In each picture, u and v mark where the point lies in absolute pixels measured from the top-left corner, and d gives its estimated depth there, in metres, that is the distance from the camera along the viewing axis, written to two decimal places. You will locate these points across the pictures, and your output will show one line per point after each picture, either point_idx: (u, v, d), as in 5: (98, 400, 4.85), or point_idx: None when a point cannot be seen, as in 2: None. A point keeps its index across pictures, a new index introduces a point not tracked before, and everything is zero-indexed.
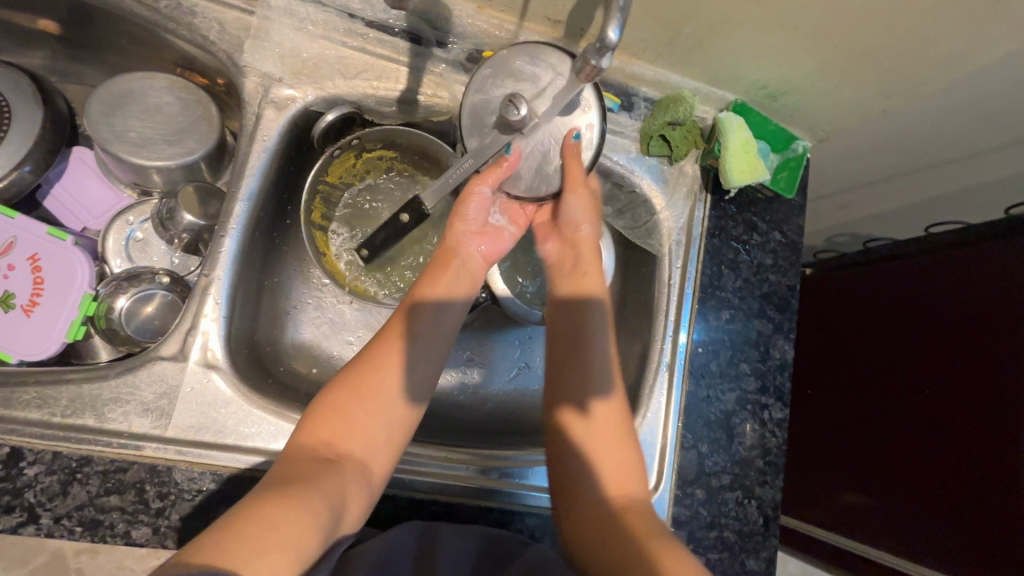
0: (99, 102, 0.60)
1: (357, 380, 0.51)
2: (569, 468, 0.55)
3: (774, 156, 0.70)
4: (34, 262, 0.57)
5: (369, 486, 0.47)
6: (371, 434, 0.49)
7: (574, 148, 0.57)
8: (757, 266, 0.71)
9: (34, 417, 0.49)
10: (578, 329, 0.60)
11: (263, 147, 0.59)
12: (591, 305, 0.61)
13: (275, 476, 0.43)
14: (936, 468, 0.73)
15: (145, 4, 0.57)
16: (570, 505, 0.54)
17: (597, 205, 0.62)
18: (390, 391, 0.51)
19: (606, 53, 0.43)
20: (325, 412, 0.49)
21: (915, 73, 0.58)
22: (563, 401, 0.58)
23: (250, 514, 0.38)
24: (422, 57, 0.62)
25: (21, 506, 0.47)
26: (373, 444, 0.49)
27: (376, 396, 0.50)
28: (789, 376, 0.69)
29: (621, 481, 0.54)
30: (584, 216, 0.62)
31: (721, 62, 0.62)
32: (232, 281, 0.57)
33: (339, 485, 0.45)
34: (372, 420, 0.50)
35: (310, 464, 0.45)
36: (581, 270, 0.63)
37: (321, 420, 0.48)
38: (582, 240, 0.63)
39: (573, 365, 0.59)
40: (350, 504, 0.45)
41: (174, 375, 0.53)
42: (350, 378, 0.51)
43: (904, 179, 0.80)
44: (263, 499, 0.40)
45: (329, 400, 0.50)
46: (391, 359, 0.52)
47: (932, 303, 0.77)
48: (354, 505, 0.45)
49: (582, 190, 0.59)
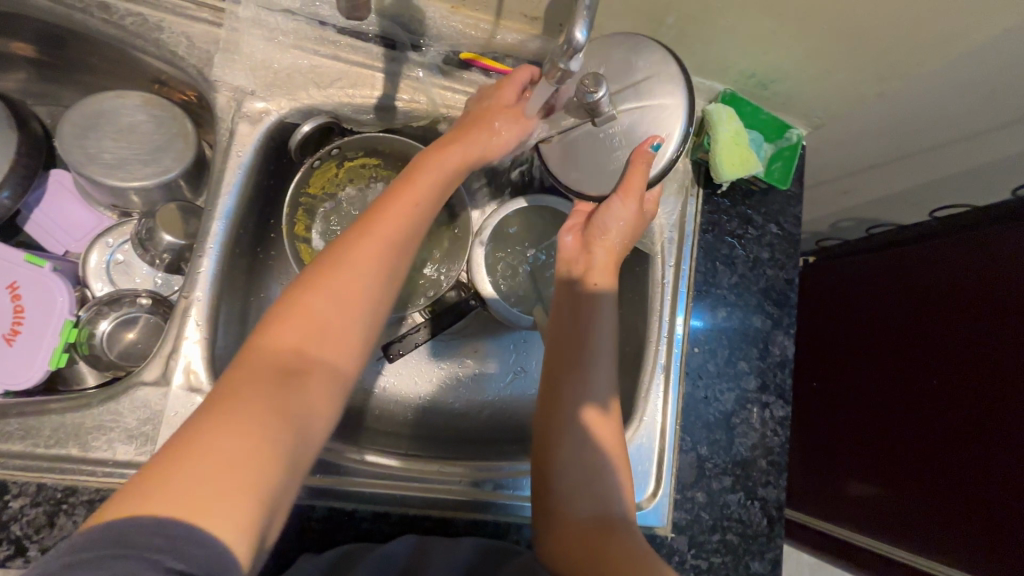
0: (71, 124, 0.59)
1: (328, 272, 0.45)
2: (556, 482, 0.53)
3: (767, 147, 0.67)
4: (13, 290, 0.56)
5: (337, 390, 0.43)
6: (342, 333, 0.44)
7: (645, 155, 0.51)
8: (753, 261, 0.68)
9: (17, 449, 0.49)
10: (578, 336, 0.57)
11: (238, 163, 0.58)
12: (596, 312, 0.57)
13: (230, 381, 0.39)
14: (945, 460, 0.70)
15: (109, 21, 0.55)
16: (550, 518, 0.52)
17: (639, 220, 0.56)
18: (365, 286, 0.45)
19: (574, 56, 0.42)
20: (290, 307, 0.43)
21: (908, 54, 0.55)
22: (558, 411, 0.55)
23: (195, 440, 0.35)
24: (397, 62, 0.60)
25: (7, 539, 0.48)
26: (343, 342, 0.44)
27: (347, 292, 0.44)
28: (790, 373, 0.68)
29: (611, 490, 0.53)
30: (619, 226, 0.56)
31: (708, 51, 0.60)
32: (213, 301, 0.56)
33: (300, 393, 0.40)
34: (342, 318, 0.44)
35: (267, 370, 0.40)
36: (593, 277, 0.58)
37: (285, 316, 0.43)
38: (604, 248, 0.58)
39: (575, 376, 0.56)
40: (314, 416, 0.41)
41: (157, 400, 0.52)
42: (320, 271, 0.45)
43: (905, 162, 0.77)
44: (208, 417, 0.37)
45: (294, 295, 0.44)
46: (364, 257, 0.46)
47: (935, 291, 0.74)
48: (318, 415, 0.41)
49: (630, 202, 0.54)
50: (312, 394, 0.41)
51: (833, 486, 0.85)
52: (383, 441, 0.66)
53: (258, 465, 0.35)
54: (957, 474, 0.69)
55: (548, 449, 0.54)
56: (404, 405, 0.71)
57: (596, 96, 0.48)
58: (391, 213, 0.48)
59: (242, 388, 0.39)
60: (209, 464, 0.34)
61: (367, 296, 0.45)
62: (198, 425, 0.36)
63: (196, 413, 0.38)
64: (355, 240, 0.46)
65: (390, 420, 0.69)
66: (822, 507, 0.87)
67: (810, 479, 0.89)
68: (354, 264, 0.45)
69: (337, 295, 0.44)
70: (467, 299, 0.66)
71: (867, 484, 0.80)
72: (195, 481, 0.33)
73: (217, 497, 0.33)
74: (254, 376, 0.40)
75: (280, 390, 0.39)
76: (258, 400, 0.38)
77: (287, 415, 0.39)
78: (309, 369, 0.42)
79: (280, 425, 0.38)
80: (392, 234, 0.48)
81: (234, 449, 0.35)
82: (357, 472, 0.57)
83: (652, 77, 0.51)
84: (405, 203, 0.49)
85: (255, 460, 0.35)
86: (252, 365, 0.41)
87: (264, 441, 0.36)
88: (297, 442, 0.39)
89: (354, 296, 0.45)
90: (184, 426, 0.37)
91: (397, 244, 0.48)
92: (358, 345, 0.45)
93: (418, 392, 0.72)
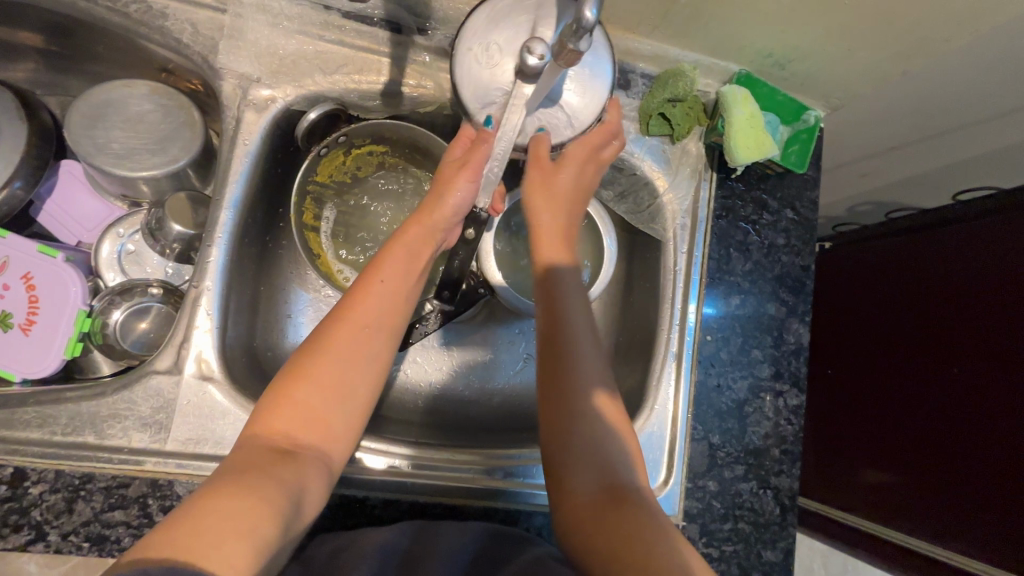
0: (79, 114, 0.59)
1: (317, 359, 0.46)
2: (563, 450, 0.51)
3: (784, 129, 0.65)
4: (28, 280, 0.57)
5: (329, 477, 0.44)
6: (331, 421, 0.45)
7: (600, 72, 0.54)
8: (768, 247, 0.67)
9: (34, 436, 0.50)
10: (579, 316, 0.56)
11: (245, 151, 0.58)
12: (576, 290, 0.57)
13: (227, 467, 0.40)
14: (976, 452, 0.68)
15: (114, 9, 0.55)
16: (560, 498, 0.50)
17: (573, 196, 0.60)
18: (347, 374, 0.46)
19: (584, 35, 0.42)
20: (280, 399, 0.44)
21: (936, 29, 0.53)
22: (559, 392, 0.53)
23: (203, 502, 0.35)
24: (403, 46, 0.59)
25: (29, 524, 0.49)
26: (333, 432, 0.45)
27: (329, 375, 0.46)
28: (805, 361, 0.66)
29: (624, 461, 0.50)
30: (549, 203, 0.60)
31: (721, 30, 0.58)
32: (223, 290, 0.56)
33: (294, 474, 0.41)
34: (329, 406, 0.45)
35: (263, 454, 0.41)
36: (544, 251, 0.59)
37: (280, 404, 0.44)
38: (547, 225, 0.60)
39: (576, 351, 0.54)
40: (308, 493, 0.41)
41: (169, 389, 0.53)
42: (310, 357, 0.46)
43: (927, 144, 0.75)
44: (216, 488, 0.37)
45: (283, 384, 0.45)
46: (353, 341, 0.48)
47: (958, 276, 0.72)
48: (312, 491, 0.41)
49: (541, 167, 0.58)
50: (308, 474, 0.41)
51: (847, 473, 0.84)
52: (395, 427, 0.66)
53: (257, 519, 0.35)
54: (985, 462, 0.67)
55: (553, 417, 0.52)
56: (415, 392, 0.71)
57: (581, 45, 0.43)
58: (374, 299, 0.50)
59: (241, 470, 0.39)
60: (209, 523, 0.33)
61: (349, 385, 0.46)
62: (202, 498, 0.35)
63: (199, 488, 0.37)
64: (338, 326, 0.48)
65: (402, 407, 0.70)
66: (835, 496, 0.86)
67: (823, 468, 0.88)
68: (338, 351, 0.47)
69: (323, 382, 0.45)
70: (476, 289, 0.65)
71: (883, 471, 0.78)
72: (193, 534, 0.32)
73: (219, 551, 0.32)
74: (252, 461, 0.40)
75: (277, 471, 0.40)
76: (256, 477, 0.38)
77: (282, 487, 0.39)
78: (302, 455, 0.43)
79: (280, 498, 0.38)
80: (374, 318, 0.49)
81: (238, 512, 0.35)
82: (367, 462, 0.57)
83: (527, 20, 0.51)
84: (379, 291, 0.51)
85: (255, 522, 0.35)
86: (246, 453, 0.41)
87: (265, 507, 0.36)
88: (294, 512, 0.39)
89: (336, 385, 0.46)
90: (191, 496, 0.36)
91: (377, 329, 0.49)
92: (345, 428, 0.46)
93: (429, 380, 0.72)
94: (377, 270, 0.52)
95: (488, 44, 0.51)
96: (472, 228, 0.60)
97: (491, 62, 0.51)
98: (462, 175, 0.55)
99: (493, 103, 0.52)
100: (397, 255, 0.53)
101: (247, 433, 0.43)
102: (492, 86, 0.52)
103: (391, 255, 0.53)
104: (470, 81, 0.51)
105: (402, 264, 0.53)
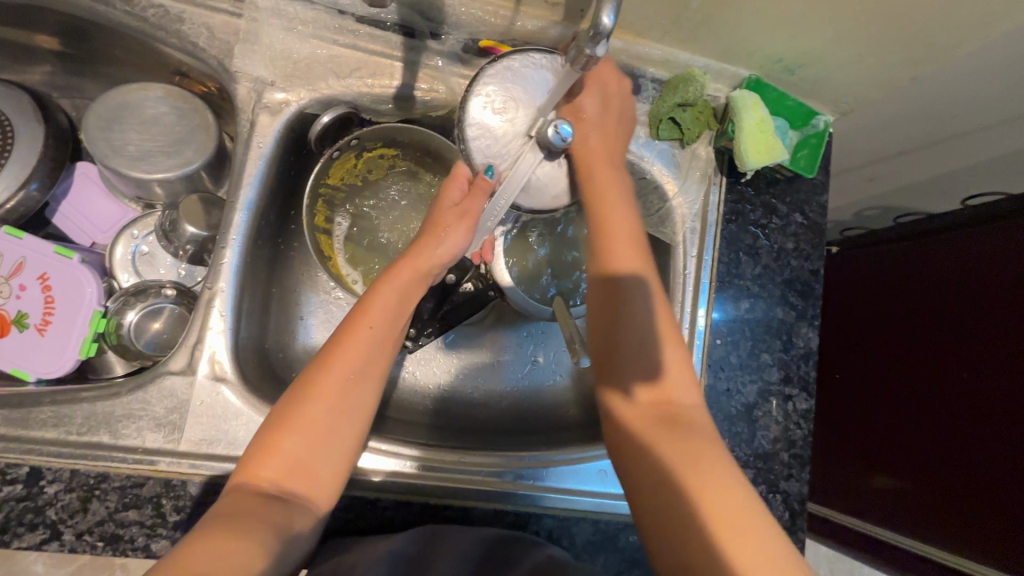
0: (95, 116, 0.59)
1: (306, 402, 0.46)
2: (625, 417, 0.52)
3: (793, 134, 0.65)
4: (44, 281, 0.58)
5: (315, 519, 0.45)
6: (318, 467, 0.45)
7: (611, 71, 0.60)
8: (777, 252, 0.67)
9: (50, 435, 0.51)
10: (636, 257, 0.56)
11: (259, 155, 0.58)
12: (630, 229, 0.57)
13: (216, 511, 0.41)
14: (982, 456, 0.68)
15: (132, 13, 0.55)
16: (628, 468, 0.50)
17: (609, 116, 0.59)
18: (333, 418, 0.46)
19: (601, 41, 0.42)
20: (267, 445, 0.45)
21: (947, 35, 0.53)
22: (607, 377, 0.54)
23: (192, 548, 0.36)
24: (416, 51, 0.60)
25: (44, 523, 0.49)
26: (321, 478, 0.45)
27: (318, 419, 0.46)
28: (814, 366, 0.66)
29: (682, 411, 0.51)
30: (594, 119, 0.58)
31: (733, 36, 0.58)
32: (237, 291, 0.57)
33: (280, 523, 0.41)
34: (316, 448, 0.45)
35: (250, 499, 0.42)
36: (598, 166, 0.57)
37: (269, 447, 0.44)
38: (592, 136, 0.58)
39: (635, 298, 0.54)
40: (292, 536, 0.42)
41: (183, 389, 0.54)
42: (300, 399, 0.46)
43: (935, 149, 0.75)
44: (205, 533, 0.38)
45: (274, 426, 0.45)
46: (341, 384, 0.48)
47: (967, 281, 0.72)
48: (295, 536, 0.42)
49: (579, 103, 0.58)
50: (295, 521, 0.42)
51: (855, 478, 0.84)
52: (405, 429, 0.66)
53: (249, 563, 0.37)
54: (993, 473, 0.67)
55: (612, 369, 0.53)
56: (424, 394, 0.71)
57: (597, 49, 0.43)
58: (363, 341, 0.50)
59: (226, 515, 0.40)
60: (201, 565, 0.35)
61: (334, 426, 0.47)
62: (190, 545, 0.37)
63: (191, 534, 0.38)
64: (326, 368, 0.48)
65: (412, 408, 0.70)
66: (842, 501, 0.86)
67: (831, 472, 0.88)
68: (326, 395, 0.47)
69: (310, 425, 0.46)
70: (485, 291, 0.65)
71: (889, 475, 0.79)
72: None
73: None
74: (238, 507, 0.41)
75: (263, 518, 0.41)
76: (242, 525, 0.39)
77: (268, 536, 0.40)
78: (288, 499, 0.43)
79: (264, 545, 0.39)
80: (362, 362, 0.49)
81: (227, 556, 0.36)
82: (376, 464, 0.57)
83: (530, 78, 0.54)
84: (368, 335, 0.50)
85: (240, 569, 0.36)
86: (234, 497, 0.42)
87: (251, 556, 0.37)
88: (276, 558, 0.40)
89: (324, 427, 0.46)
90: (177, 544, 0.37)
91: (365, 373, 0.49)
92: (334, 470, 0.46)
93: (437, 381, 0.72)
94: (368, 310, 0.51)
95: (498, 97, 0.53)
96: (455, 273, 0.64)
97: (500, 115, 0.53)
98: (461, 225, 0.54)
99: (497, 155, 0.54)
100: (389, 295, 0.52)
101: (238, 473, 0.44)
102: (502, 138, 0.54)
103: (379, 296, 0.52)
104: (481, 134, 0.54)
105: (392, 303, 0.52)
